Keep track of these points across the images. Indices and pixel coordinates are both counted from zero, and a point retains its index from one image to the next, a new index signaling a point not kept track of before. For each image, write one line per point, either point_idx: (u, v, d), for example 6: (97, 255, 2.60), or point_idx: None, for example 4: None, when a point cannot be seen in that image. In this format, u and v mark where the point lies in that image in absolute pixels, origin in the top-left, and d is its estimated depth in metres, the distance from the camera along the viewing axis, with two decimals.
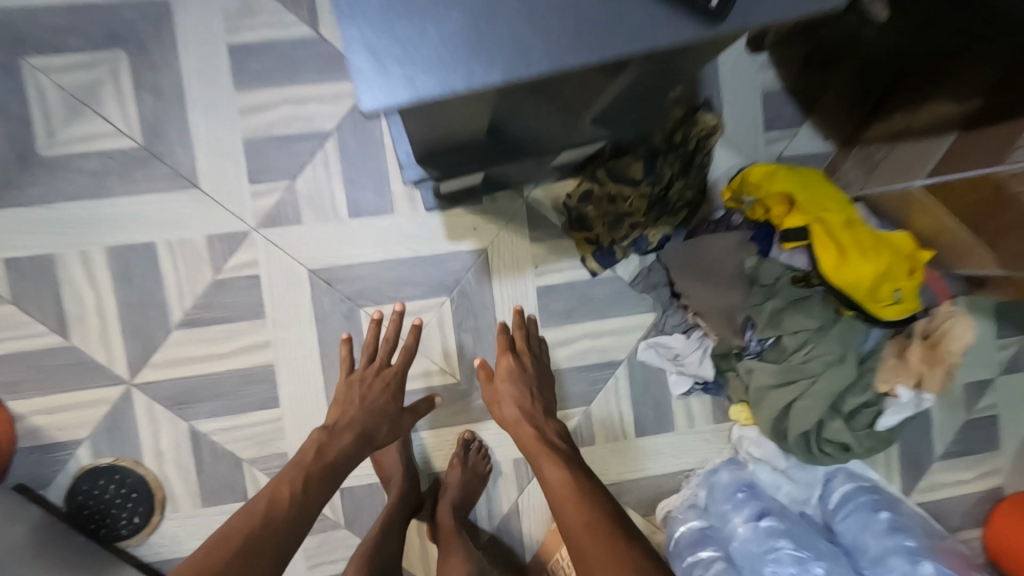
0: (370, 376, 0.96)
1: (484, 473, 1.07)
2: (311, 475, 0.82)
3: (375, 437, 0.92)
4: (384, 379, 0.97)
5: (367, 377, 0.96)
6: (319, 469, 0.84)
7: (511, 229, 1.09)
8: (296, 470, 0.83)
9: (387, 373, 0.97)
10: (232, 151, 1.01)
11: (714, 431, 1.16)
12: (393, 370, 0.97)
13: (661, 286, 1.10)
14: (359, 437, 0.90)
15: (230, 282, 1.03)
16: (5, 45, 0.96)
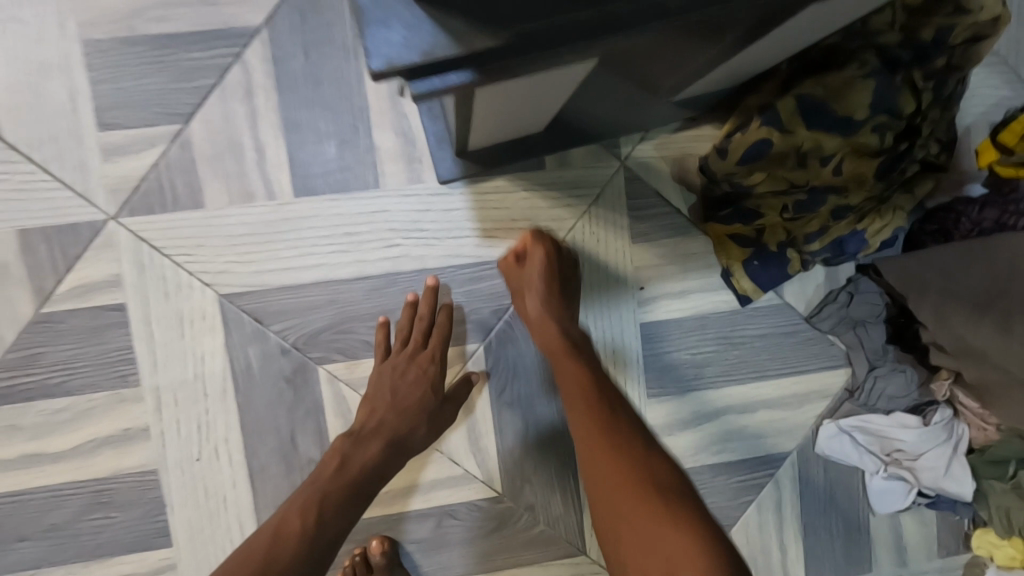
0: (403, 361, 0.55)
1: None
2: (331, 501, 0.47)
3: (417, 442, 0.53)
4: (422, 362, 0.55)
5: (400, 359, 0.55)
6: (339, 492, 0.48)
7: (596, 217, 0.59)
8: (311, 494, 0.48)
9: (424, 356, 0.55)
10: (61, 65, 0.52)
11: (942, 572, 0.66)
12: (434, 349, 0.55)
13: (870, 322, 0.60)
14: (393, 449, 0.52)
15: (68, 320, 0.54)
16: None
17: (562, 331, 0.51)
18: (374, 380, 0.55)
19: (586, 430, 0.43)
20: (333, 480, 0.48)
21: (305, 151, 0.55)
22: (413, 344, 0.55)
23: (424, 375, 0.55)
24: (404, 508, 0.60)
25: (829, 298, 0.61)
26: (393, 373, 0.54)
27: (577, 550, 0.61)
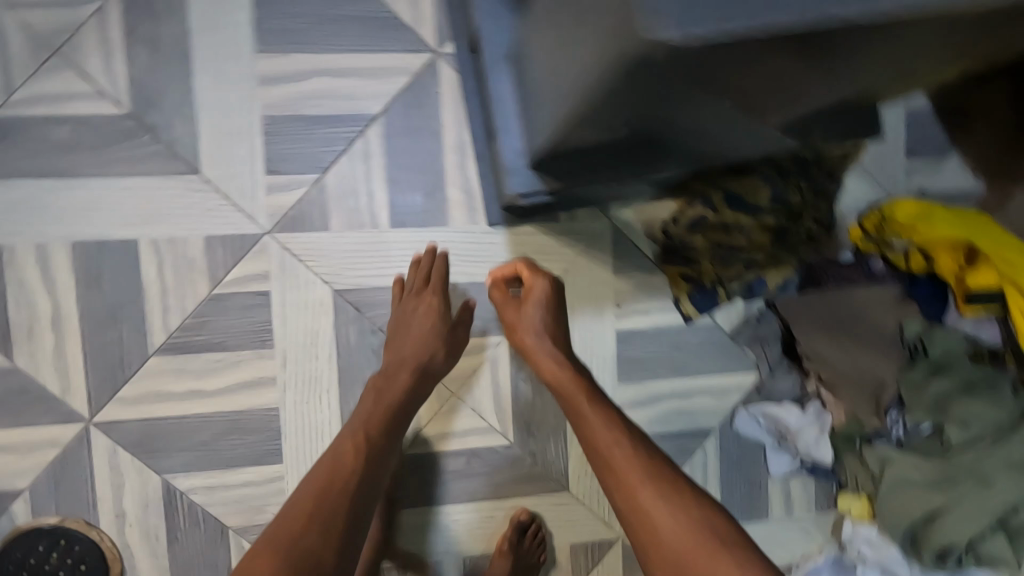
0: (413, 299, 0.77)
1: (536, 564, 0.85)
2: (379, 418, 0.68)
3: (434, 362, 0.75)
4: (427, 300, 0.77)
5: (410, 300, 0.78)
6: (380, 416, 0.69)
7: (591, 256, 0.86)
8: (363, 414, 0.69)
9: (429, 290, 0.78)
10: (247, 130, 0.78)
11: (816, 522, 0.93)
12: (434, 284, 0.78)
13: (770, 340, 0.87)
14: (421, 379, 0.74)
15: (231, 299, 0.79)
16: None
17: (568, 370, 0.71)
18: (398, 316, 0.77)
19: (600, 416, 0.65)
20: (374, 411, 0.69)
21: (400, 198, 0.82)
22: (420, 285, 0.78)
23: (429, 306, 0.77)
24: (444, 449, 0.85)
25: (745, 322, 0.89)
26: (410, 308, 0.77)
27: (562, 486, 0.87)
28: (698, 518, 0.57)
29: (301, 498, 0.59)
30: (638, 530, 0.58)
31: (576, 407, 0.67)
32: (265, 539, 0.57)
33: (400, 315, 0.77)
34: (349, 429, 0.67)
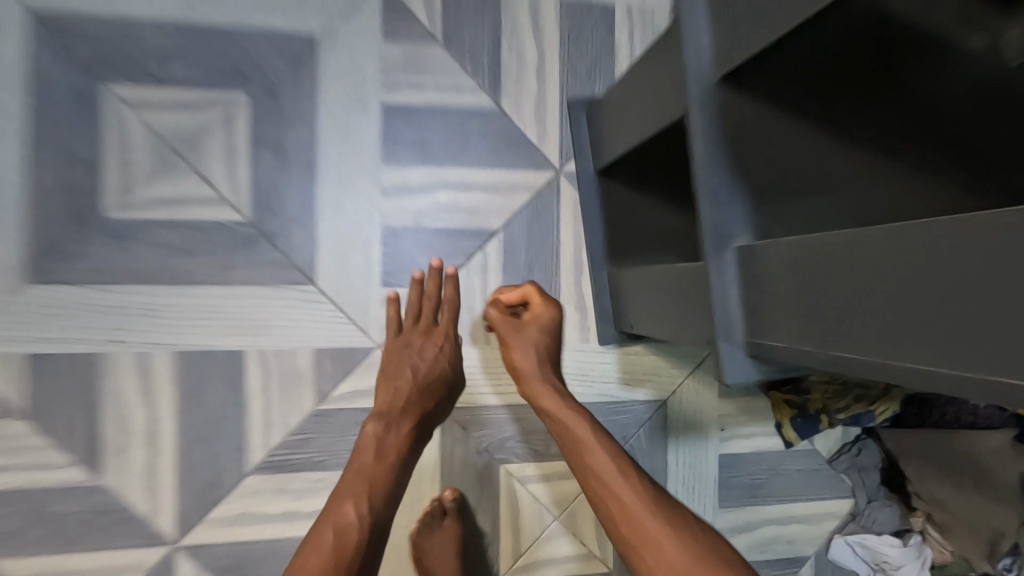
0: (421, 338, 0.72)
1: None
2: (377, 479, 0.61)
3: (440, 411, 0.71)
4: (438, 334, 0.72)
5: (416, 334, 0.72)
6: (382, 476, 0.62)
7: (696, 377, 0.85)
8: (359, 478, 0.61)
9: (438, 332, 0.72)
10: (366, 240, 0.76)
11: None
12: (445, 326, 0.73)
13: (870, 468, 0.87)
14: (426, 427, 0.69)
15: (337, 413, 0.75)
16: (84, 65, 0.69)
17: (549, 380, 0.68)
18: (395, 358, 0.71)
19: (587, 460, 0.58)
20: (377, 469, 0.62)
21: None
22: (424, 321, 0.73)
23: (439, 350, 0.71)
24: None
25: (844, 449, 0.89)
26: (411, 349, 0.71)
27: None
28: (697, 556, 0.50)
29: None
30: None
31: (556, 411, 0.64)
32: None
33: (403, 351, 0.71)
34: (347, 492, 0.60)
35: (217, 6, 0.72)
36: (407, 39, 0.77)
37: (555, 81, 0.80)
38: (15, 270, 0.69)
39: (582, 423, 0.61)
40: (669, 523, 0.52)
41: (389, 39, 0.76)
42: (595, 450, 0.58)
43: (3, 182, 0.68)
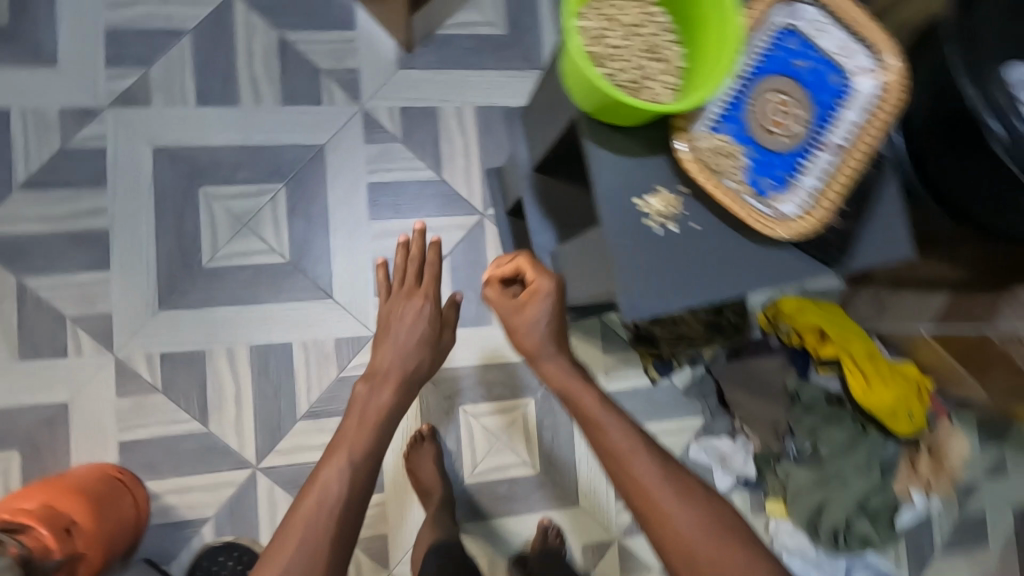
0: (404, 300, 0.98)
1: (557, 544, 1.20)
2: (360, 447, 0.79)
3: (420, 367, 0.95)
4: (417, 297, 0.98)
5: (401, 295, 0.99)
6: (364, 439, 0.81)
7: (586, 341, 1.29)
8: (345, 445, 0.80)
9: (420, 294, 0.98)
10: (362, 268, 1.20)
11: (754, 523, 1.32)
12: (425, 288, 0.99)
13: (710, 394, 1.30)
14: (404, 383, 0.91)
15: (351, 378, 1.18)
16: (187, 175, 1.15)
17: (554, 351, 0.79)
18: (388, 315, 0.98)
19: (616, 450, 0.71)
20: (358, 432, 0.82)
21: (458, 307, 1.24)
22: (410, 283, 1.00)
23: (421, 310, 0.98)
24: (492, 478, 1.23)
25: (693, 383, 1.31)
26: (400, 307, 0.98)
27: (574, 501, 1.25)
28: (698, 516, 0.68)
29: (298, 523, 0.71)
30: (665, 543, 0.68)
31: (586, 401, 0.75)
32: (288, 529, 0.72)
33: (393, 307, 0.99)
34: (334, 456, 0.78)
35: (263, 133, 1.19)
36: (380, 140, 1.23)
37: (476, 159, 1.26)
38: (150, 301, 1.13)
39: (594, 404, 0.74)
40: (671, 484, 0.69)
41: (369, 142, 1.23)
42: (619, 445, 0.71)
43: (143, 249, 1.13)
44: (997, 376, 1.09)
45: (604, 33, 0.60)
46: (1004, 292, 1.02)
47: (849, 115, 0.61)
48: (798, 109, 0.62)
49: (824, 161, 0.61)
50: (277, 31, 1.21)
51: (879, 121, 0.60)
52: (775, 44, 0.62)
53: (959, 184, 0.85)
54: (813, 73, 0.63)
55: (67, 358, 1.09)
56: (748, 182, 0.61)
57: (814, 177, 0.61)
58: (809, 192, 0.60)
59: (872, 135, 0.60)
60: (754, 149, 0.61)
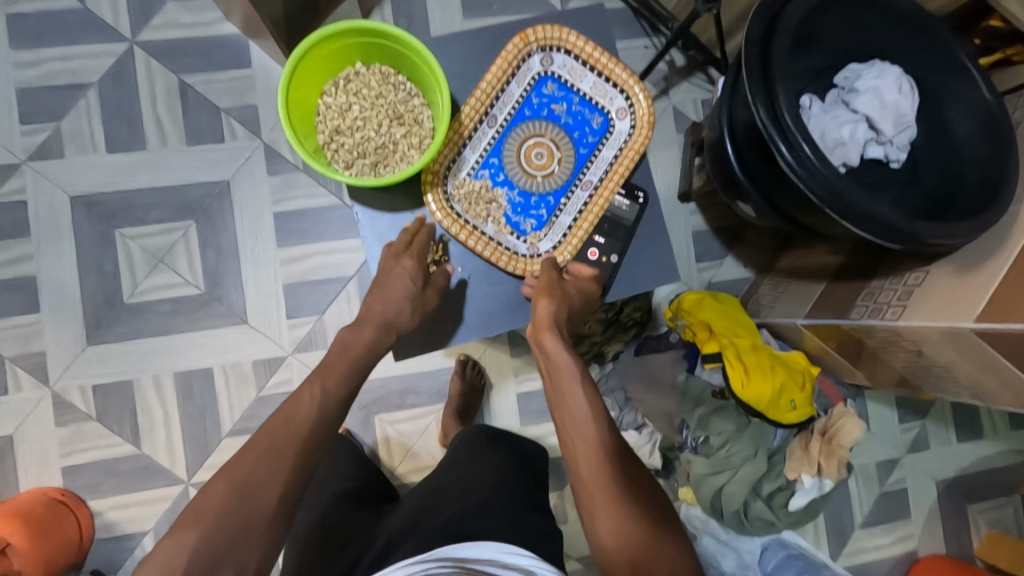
0: (392, 258, 0.88)
1: (479, 385, 1.32)
2: (336, 376, 0.78)
3: (404, 321, 0.86)
4: (407, 257, 0.88)
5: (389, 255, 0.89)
6: (344, 370, 0.79)
7: (494, 347, 1.36)
8: (320, 370, 0.78)
9: (409, 254, 0.88)
10: (274, 293, 1.28)
11: (669, 507, 1.41)
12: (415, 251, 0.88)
13: (616, 389, 1.37)
14: (378, 335, 0.84)
15: (270, 397, 1.27)
16: (103, 219, 1.25)
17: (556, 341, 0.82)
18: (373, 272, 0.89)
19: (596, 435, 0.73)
20: (339, 360, 0.80)
21: None
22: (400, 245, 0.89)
23: (407, 268, 0.87)
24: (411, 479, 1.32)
25: (600, 378, 1.39)
26: (381, 269, 0.88)
27: None
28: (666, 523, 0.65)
29: (268, 433, 0.69)
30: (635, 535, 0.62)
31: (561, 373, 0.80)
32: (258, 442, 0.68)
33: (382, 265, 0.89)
34: (309, 379, 0.77)
35: (171, 173, 1.27)
36: (283, 170, 1.29)
37: None
38: (81, 337, 1.23)
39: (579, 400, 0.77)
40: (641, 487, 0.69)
41: (272, 173, 1.29)
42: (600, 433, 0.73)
43: (69, 289, 1.24)
44: (873, 366, 1.11)
45: (346, 109, 0.95)
46: (865, 285, 1.04)
47: (597, 159, 0.96)
48: (562, 156, 0.96)
49: (575, 198, 0.96)
50: (177, 73, 1.27)
51: (620, 161, 0.94)
52: (545, 108, 0.96)
53: (778, 193, 0.88)
54: (575, 125, 0.96)
55: (9, 394, 1.21)
56: (513, 217, 0.96)
57: (569, 213, 0.96)
58: (563, 222, 0.96)
59: (614, 173, 0.94)
60: (526, 191, 0.96)
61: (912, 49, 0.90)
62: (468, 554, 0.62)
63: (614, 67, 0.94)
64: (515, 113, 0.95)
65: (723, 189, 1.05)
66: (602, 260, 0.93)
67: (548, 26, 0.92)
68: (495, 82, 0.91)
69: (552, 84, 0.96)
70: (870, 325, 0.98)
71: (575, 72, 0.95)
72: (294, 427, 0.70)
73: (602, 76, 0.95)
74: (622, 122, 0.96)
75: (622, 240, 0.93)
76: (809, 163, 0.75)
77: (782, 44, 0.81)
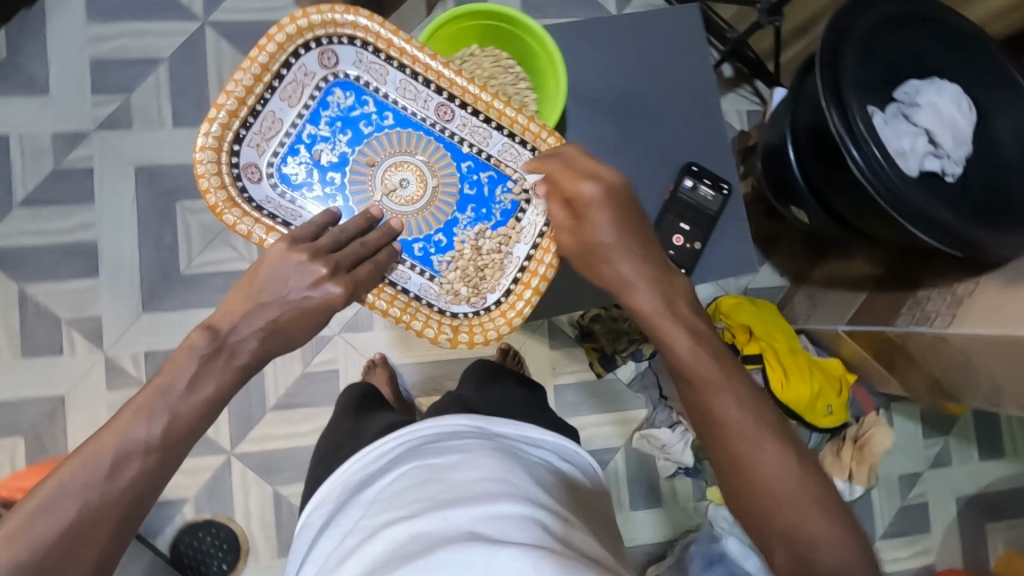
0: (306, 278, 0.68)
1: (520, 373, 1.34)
2: (173, 424, 0.59)
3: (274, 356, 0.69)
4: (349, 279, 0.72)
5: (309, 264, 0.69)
6: (185, 417, 0.60)
7: (534, 338, 1.41)
8: (144, 406, 0.58)
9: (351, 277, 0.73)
10: None
11: (696, 507, 1.41)
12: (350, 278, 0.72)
13: (651, 387, 1.39)
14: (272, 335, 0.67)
15: (315, 374, 1.31)
16: (164, 191, 1.28)
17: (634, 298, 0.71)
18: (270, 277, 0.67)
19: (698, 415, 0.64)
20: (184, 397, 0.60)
21: None
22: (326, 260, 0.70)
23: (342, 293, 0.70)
24: None
25: (636, 376, 1.42)
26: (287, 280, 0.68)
27: None
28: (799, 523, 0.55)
29: (68, 496, 0.52)
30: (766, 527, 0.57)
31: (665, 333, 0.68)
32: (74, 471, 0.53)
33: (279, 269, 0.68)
34: (128, 418, 0.57)
35: None
36: None
37: None
38: (135, 305, 1.26)
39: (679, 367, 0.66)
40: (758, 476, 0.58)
41: None
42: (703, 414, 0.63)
43: (127, 258, 1.27)
44: (914, 374, 1.13)
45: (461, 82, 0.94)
46: (911, 294, 1.07)
47: (404, 109, 0.84)
48: (382, 174, 0.85)
49: (466, 129, 0.84)
50: (244, 55, 1.31)
51: (461, 92, 0.81)
52: (313, 183, 0.83)
53: (839, 198, 0.91)
54: (362, 133, 0.84)
55: (63, 356, 1.24)
56: (500, 220, 0.87)
57: (498, 133, 0.84)
58: (508, 156, 0.86)
59: (447, 87, 0.81)
60: (469, 190, 0.86)
61: (966, 70, 0.95)
62: (504, 430, 0.64)
63: (258, 75, 0.76)
64: (328, 187, 0.84)
65: (775, 195, 1.10)
66: (686, 246, 0.88)
67: (195, 175, 0.76)
68: (251, 215, 0.77)
69: (282, 168, 0.82)
70: (917, 332, 1.02)
71: (270, 125, 0.81)
72: (106, 489, 0.54)
73: (298, 57, 0.78)
74: (371, 58, 0.81)
75: (706, 228, 0.88)
76: (880, 168, 0.79)
77: (853, 53, 0.85)
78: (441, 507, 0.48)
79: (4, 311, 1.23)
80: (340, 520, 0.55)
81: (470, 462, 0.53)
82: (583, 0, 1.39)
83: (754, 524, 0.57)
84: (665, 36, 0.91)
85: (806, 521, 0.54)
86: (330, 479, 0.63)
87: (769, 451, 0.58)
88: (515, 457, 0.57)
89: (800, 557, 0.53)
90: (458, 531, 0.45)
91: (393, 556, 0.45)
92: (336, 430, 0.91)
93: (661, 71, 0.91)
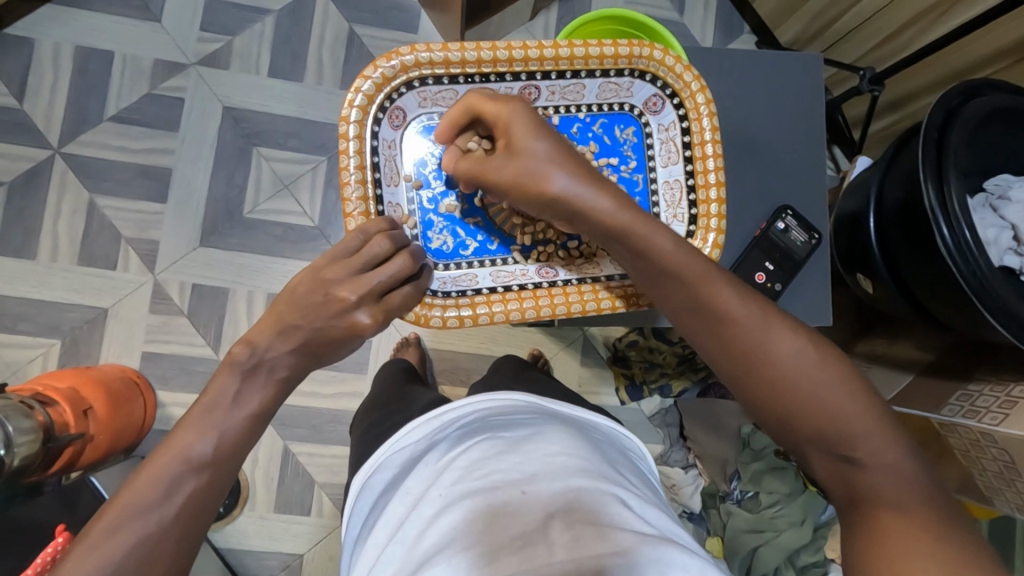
0: (320, 294, 0.67)
1: None
2: (251, 405, 0.62)
3: (329, 353, 0.69)
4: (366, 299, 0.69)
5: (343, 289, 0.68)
6: (252, 402, 0.63)
7: (566, 351, 1.42)
8: (224, 388, 0.62)
9: (363, 301, 0.69)
10: None
11: None
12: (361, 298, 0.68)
13: (672, 425, 1.38)
14: (305, 355, 0.67)
15: None
16: (246, 136, 1.31)
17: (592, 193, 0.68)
18: (304, 301, 0.67)
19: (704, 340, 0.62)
20: (251, 385, 0.63)
21: None
22: (353, 278, 0.69)
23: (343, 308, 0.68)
24: None
25: (659, 411, 1.40)
26: (317, 292, 0.68)
27: None
28: (844, 436, 0.55)
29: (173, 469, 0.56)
30: (806, 436, 0.57)
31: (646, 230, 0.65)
32: (176, 441, 0.58)
33: (313, 288, 0.68)
34: (217, 407, 0.61)
35: (318, 110, 1.34)
36: None
37: None
38: (194, 237, 1.29)
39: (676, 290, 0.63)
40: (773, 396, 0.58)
41: None
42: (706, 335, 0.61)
43: (196, 190, 1.30)
44: (949, 468, 1.11)
45: None
46: (962, 386, 1.05)
47: None
48: None
49: (557, 95, 0.83)
50: (349, 23, 1.35)
51: (540, 64, 0.79)
52: (472, 233, 0.84)
53: (914, 272, 0.91)
54: None
55: (116, 272, 1.27)
56: (638, 159, 0.86)
57: (592, 79, 0.82)
58: (608, 94, 0.84)
59: (523, 67, 0.79)
60: (599, 153, 0.85)
61: None
62: (563, 408, 0.68)
63: (362, 177, 0.77)
64: (478, 235, 0.84)
65: (843, 262, 1.11)
66: (767, 285, 0.88)
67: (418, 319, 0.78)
68: (450, 306, 0.81)
69: (427, 244, 0.83)
70: (964, 425, 0.99)
71: (396, 214, 0.82)
72: (207, 468, 0.57)
73: (376, 132, 0.79)
74: (435, 90, 0.80)
75: (790, 271, 0.89)
76: (968, 249, 0.79)
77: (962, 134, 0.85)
78: (520, 481, 0.54)
79: (71, 217, 1.27)
80: (413, 477, 0.60)
81: (538, 437, 0.59)
82: (684, 35, 1.41)
83: (783, 425, 0.58)
84: (778, 79, 0.92)
85: (833, 407, 0.56)
86: (393, 436, 0.68)
87: (777, 360, 0.58)
88: (577, 433, 0.62)
89: (841, 454, 0.55)
90: (537, 509, 0.51)
91: (479, 524, 0.51)
92: (377, 402, 0.93)
93: (769, 111, 0.92)
